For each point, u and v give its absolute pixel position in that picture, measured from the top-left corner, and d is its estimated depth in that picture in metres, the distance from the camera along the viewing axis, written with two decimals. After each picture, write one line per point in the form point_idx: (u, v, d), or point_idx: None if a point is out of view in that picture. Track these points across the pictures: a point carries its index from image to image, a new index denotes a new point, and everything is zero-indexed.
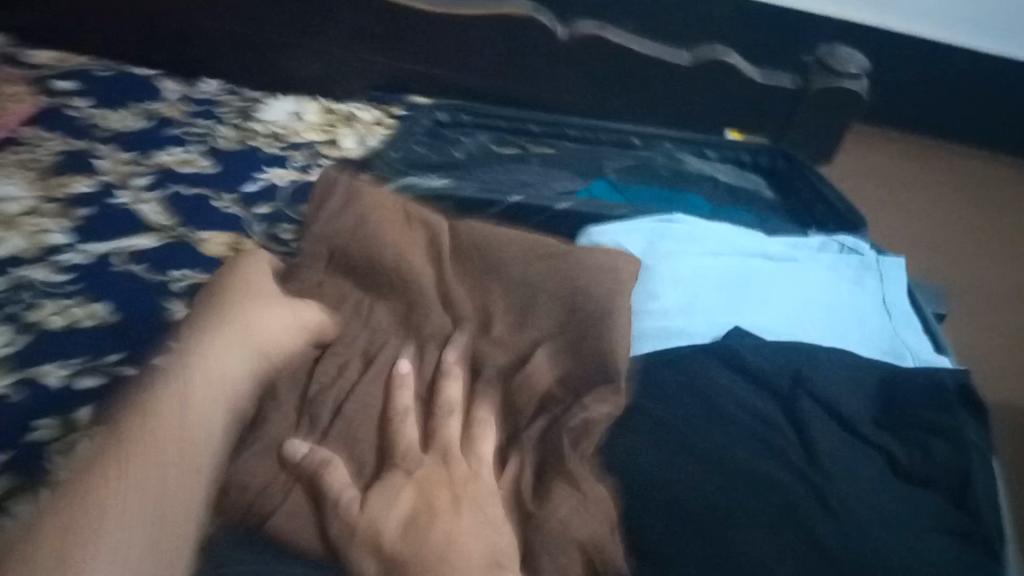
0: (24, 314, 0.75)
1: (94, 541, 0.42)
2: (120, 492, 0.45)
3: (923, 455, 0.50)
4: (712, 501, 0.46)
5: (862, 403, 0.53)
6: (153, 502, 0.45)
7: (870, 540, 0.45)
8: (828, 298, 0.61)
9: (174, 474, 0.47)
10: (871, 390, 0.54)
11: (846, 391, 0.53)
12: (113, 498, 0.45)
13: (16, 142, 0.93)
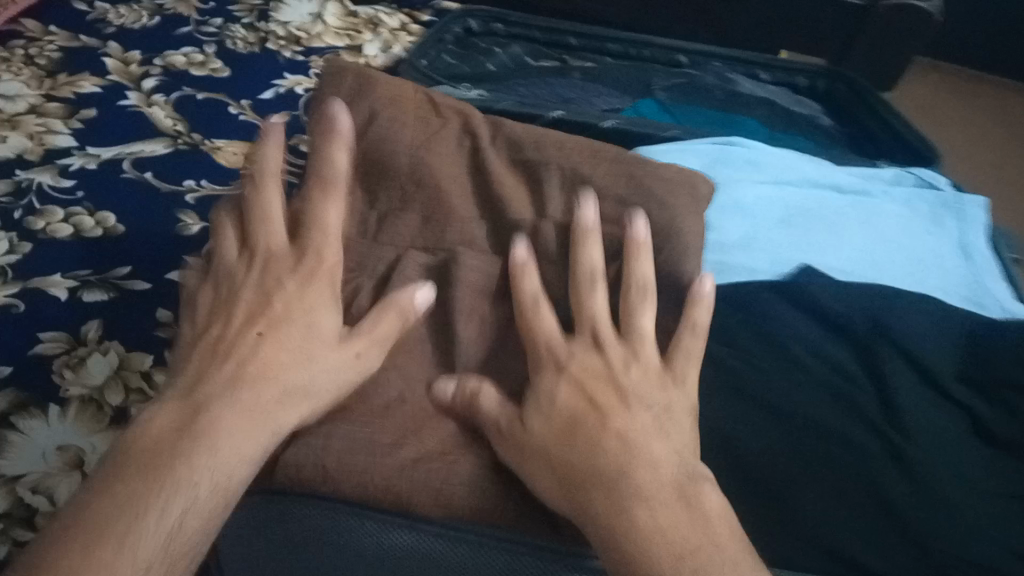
0: (26, 219, 0.70)
1: (175, 475, 0.36)
2: (213, 431, 0.38)
3: (1016, 410, 0.42)
4: (784, 456, 0.42)
5: (948, 353, 0.45)
6: (241, 450, 0.38)
7: (947, 499, 0.39)
8: (908, 234, 0.53)
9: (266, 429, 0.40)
10: (963, 338, 0.46)
11: (932, 338, 0.45)
12: (208, 438, 0.38)
13: (17, 36, 0.87)
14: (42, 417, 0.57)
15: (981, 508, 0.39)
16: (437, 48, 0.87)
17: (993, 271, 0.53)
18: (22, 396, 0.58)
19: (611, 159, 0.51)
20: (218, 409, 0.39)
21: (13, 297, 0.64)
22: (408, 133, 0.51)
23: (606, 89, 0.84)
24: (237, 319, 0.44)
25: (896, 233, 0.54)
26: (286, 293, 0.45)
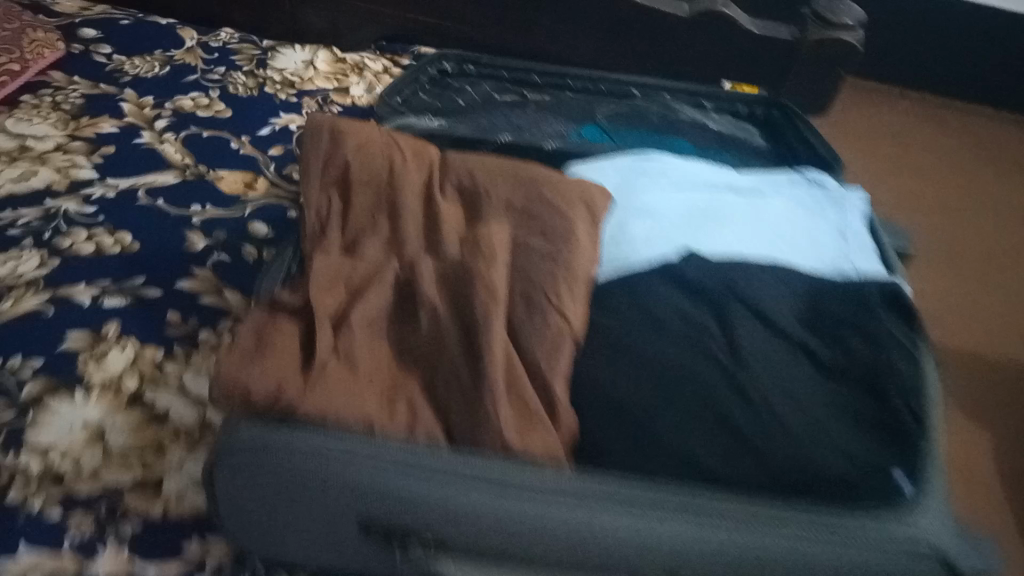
0: (53, 239, 0.80)
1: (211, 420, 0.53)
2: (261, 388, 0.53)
3: (845, 348, 0.53)
4: (650, 392, 0.53)
5: (790, 306, 0.56)
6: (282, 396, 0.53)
7: (770, 414, 0.51)
8: (788, 223, 0.64)
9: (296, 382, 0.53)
10: (806, 296, 0.57)
11: (776, 296, 0.56)
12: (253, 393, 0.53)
13: (46, 86, 0.99)
14: (70, 399, 0.68)
15: (811, 421, 0.51)
16: (413, 88, 0.99)
17: (867, 248, 0.63)
18: (53, 383, 0.69)
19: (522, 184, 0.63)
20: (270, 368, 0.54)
21: (44, 303, 0.74)
22: (373, 161, 0.64)
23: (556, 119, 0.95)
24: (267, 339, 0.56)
25: (778, 222, 0.64)
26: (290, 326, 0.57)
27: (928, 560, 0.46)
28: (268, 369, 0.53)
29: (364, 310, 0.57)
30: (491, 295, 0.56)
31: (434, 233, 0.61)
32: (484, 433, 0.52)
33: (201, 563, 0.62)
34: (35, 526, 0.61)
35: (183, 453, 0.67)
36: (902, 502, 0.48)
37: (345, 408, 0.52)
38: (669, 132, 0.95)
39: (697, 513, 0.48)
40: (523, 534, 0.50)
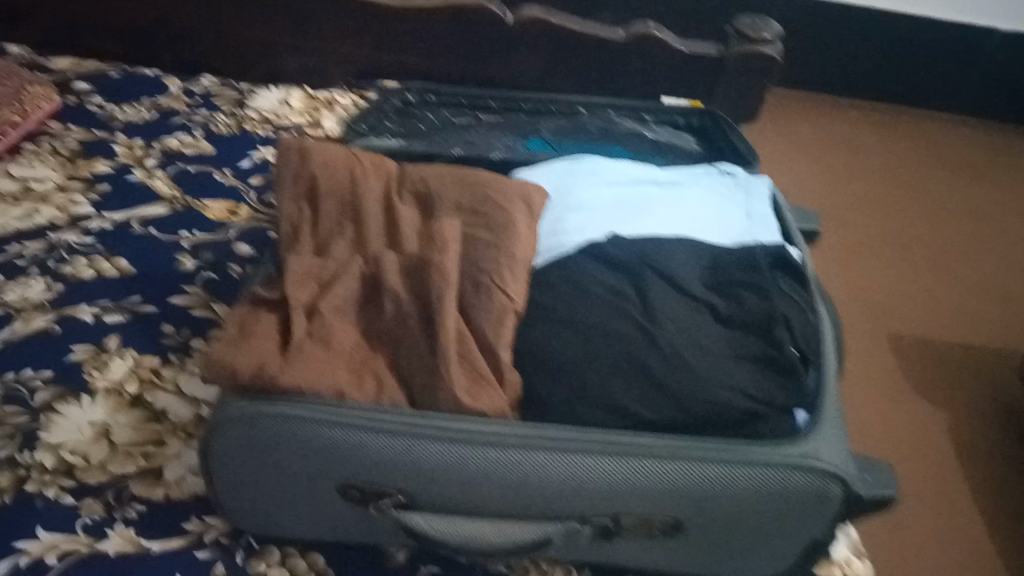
0: (58, 266, 0.89)
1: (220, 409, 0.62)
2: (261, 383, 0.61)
3: (738, 300, 0.63)
4: (576, 350, 0.62)
5: (694, 271, 0.65)
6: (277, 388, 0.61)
7: (678, 357, 0.60)
8: (699, 207, 0.74)
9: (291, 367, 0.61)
10: (706, 260, 0.66)
11: (682, 263, 0.65)
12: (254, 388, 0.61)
13: (44, 134, 1.08)
14: (77, 402, 0.76)
15: (714, 363, 0.60)
16: (379, 117, 1.10)
17: (768, 225, 0.73)
18: (62, 390, 0.77)
19: (468, 186, 0.73)
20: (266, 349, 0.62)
21: (52, 322, 0.83)
22: (337, 176, 0.74)
23: (503, 134, 1.06)
24: (248, 328, 0.64)
25: (691, 207, 0.74)
26: (268, 317, 0.65)
27: (817, 477, 0.58)
28: (251, 351, 0.62)
29: (331, 298, 0.65)
30: (444, 278, 0.64)
31: (394, 234, 0.70)
32: (440, 395, 0.61)
33: (200, 539, 0.68)
34: (50, 512, 0.68)
35: (183, 443, 0.74)
36: (796, 434, 0.59)
37: (320, 381, 0.61)
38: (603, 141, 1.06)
39: (636, 459, 0.58)
40: (489, 483, 0.60)
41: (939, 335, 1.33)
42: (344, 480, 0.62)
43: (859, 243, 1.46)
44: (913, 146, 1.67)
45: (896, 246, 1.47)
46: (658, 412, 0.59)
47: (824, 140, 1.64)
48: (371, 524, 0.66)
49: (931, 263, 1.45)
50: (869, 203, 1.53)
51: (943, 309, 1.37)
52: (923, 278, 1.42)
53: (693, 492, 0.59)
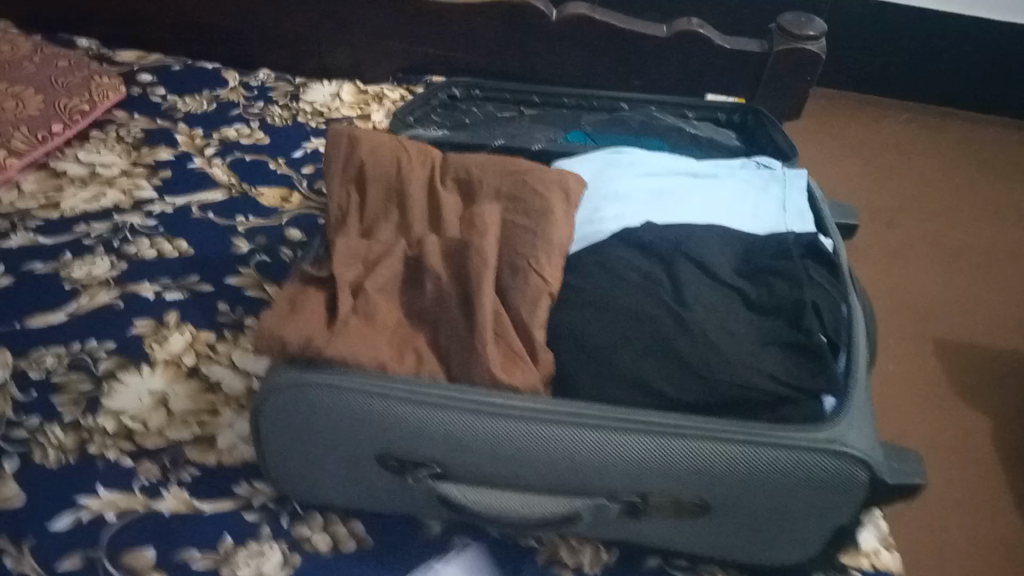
0: (122, 246, 0.94)
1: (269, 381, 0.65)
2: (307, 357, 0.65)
3: (768, 287, 0.64)
4: (608, 333, 0.64)
5: (726, 258, 0.67)
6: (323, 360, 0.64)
7: (707, 340, 0.61)
8: (734, 200, 0.75)
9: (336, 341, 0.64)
10: (738, 248, 0.68)
11: (714, 251, 0.67)
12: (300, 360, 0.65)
13: (110, 123, 1.14)
14: (137, 372, 0.81)
15: (743, 347, 0.61)
16: (426, 111, 1.13)
17: (803, 216, 0.74)
18: (123, 360, 0.81)
19: (508, 175, 0.76)
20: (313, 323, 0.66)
21: (115, 298, 0.88)
22: (384, 164, 0.77)
23: (544, 128, 1.08)
24: (297, 303, 0.68)
25: (727, 199, 0.75)
26: (315, 294, 0.69)
27: (844, 462, 0.58)
28: (299, 325, 0.65)
29: (376, 279, 0.68)
30: (483, 261, 0.67)
31: (436, 220, 0.73)
32: (476, 370, 0.63)
33: (249, 503, 0.72)
34: (111, 472, 0.72)
35: (234, 412, 0.78)
36: (824, 419, 0.60)
37: (362, 352, 0.64)
38: (645, 135, 1.07)
39: (665, 437, 0.60)
40: (523, 457, 0.63)
41: (981, 337, 1.31)
42: (385, 449, 0.65)
43: (901, 246, 1.45)
44: (962, 150, 1.65)
45: (940, 249, 1.46)
46: (686, 394, 0.61)
47: (868, 143, 1.63)
48: (409, 495, 0.69)
49: (973, 265, 1.43)
50: (907, 207, 1.52)
51: (985, 312, 1.36)
52: (965, 281, 1.40)
53: (720, 474, 0.60)
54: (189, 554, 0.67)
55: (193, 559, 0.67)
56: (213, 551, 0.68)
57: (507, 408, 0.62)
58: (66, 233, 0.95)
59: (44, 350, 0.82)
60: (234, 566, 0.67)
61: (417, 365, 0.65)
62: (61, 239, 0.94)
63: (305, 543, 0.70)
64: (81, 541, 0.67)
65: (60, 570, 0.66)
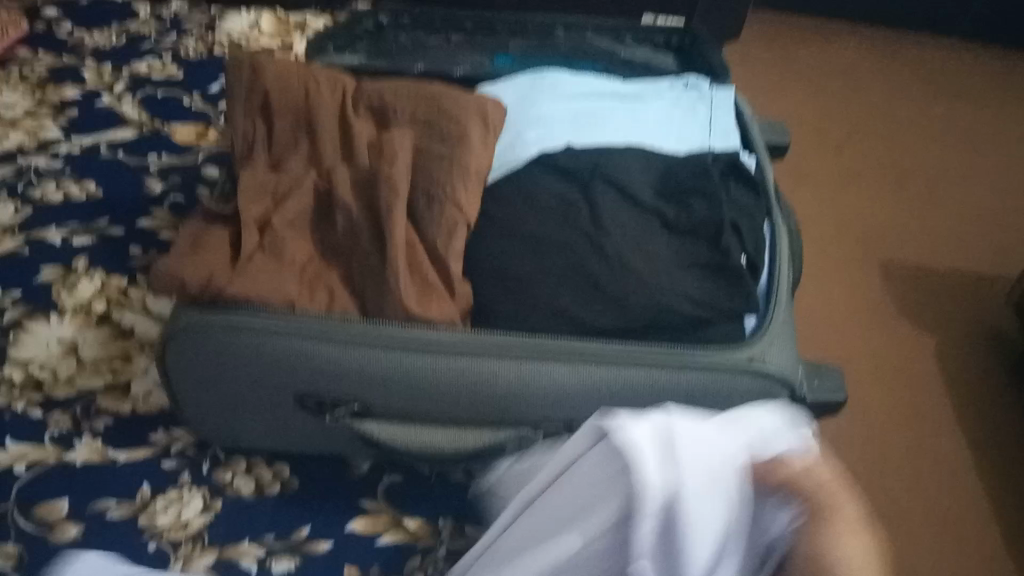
0: (26, 190, 0.89)
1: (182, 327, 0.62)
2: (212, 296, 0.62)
3: (688, 208, 0.63)
4: (526, 260, 0.62)
5: (646, 178, 0.65)
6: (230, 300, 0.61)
7: (624, 264, 0.60)
8: (660, 121, 0.73)
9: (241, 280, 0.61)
10: (657, 168, 0.66)
11: (633, 172, 0.65)
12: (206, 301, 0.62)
13: (12, 60, 1.07)
14: (45, 321, 0.77)
15: (661, 269, 0.60)
16: (350, 39, 1.07)
17: (727, 136, 0.72)
18: (30, 309, 0.78)
19: (423, 100, 0.72)
20: (216, 261, 0.62)
21: (20, 244, 0.83)
22: (291, 91, 0.73)
23: (471, 55, 1.04)
24: (200, 240, 0.64)
25: (652, 121, 0.73)
26: (219, 231, 0.65)
27: (763, 379, 0.58)
28: (201, 263, 0.62)
29: (284, 213, 0.65)
30: (392, 190, 0.64)
31: (349, 150, 0.70)
32: (389, 304, 0.61)
33: (167, 450, 0.69)
34: (18, 425, 0.69)
35: (149, 359, 0.75)
36: (743, 339, 0.59)
37: (268, 289, 0.61)
38: (578, 59, 1.02)
39: (584, 364, 0.59)
40: (443, 391, 0.61)
41: (915, 263, 1.36)
42: (301, 390, 0.63)
43: (841, 175, 1.49)
44: (893, 86, 1.70)
45: (877, 179, 1.49)
46: (604, 319, 0.59)
47: (805, 78, 1.65)
48: (331, 435, 0.67)
49: (909, 194, 1.48)
50: (846, 139, 1.56)
51: (919, 239, 1.40)
52: (901, 210, 1.45)
53: (640, 398, 0.59)
54: (104, 504, 0.65)
55: (107, 509, 0.65)
56: (130, 501, 0.66)
57: (422, 339, 0.60)
58: None
59: None
60: (151, 514, 0.65)
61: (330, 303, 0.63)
62: None
63: (226, 487, 0.68)
64: None
65: None
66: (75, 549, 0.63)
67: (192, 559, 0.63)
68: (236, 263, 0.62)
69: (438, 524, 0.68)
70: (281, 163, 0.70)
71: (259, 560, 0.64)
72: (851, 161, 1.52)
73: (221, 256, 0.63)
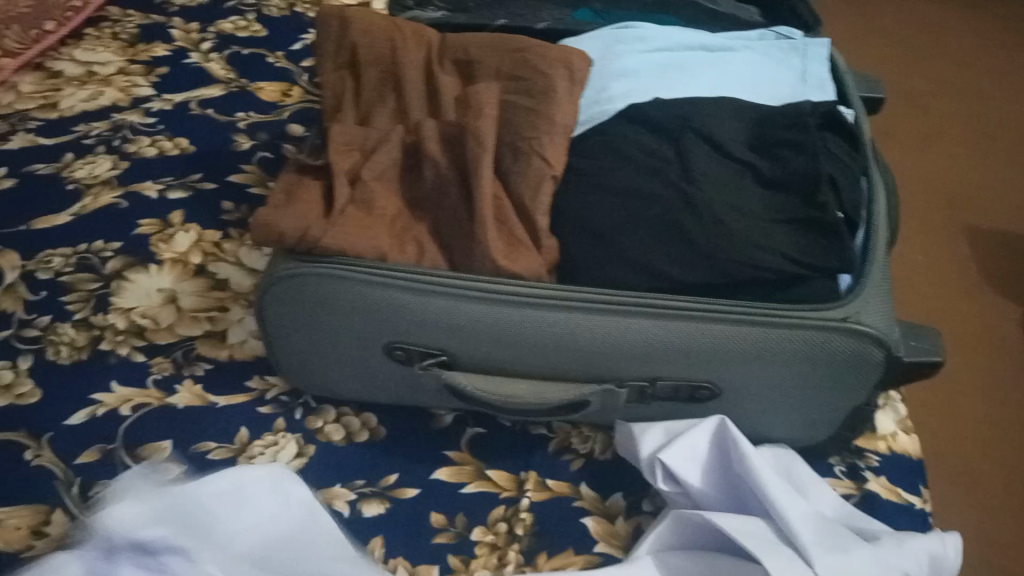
0: (122, 146, 0.92)
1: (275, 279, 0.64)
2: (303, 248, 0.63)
3: (784, 162, 0.61)
4: (615, 213, 0.61)
5: (738, 132, 0.64)
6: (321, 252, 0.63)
7: (716, 218, 0.59)
8: (750, 74, 0.71)
9: (332, 232, 0.62)
10: (750, 122, 0.64)
11: (726, 125, 0.64)
12: (298, 253, 0.63)
13: (104, 20, 1.10)
14: (145, 271, 0.80)
15: (754, 225, 0.59)
16: None
17: (822, 89, 0.70)
18: (130, 259, 0.81)
19: (508, 55, 0.72)
20: (309, 213, 0.64)
21: (119, 198, 0.87)
22: (378, 48, 0.73)
23: (547, 8, 1.02)
24: (292, 193, 0.66)
25: (742, 73, 0.71)
26: (311, 184, 0.67)
27: (859, 339, 0.57)
28: (295, 215, 0.63)
29: (373, 166, 0.66)
30: (480, 143, 0.64)
31: (435, 103, 0.71)
32: (478, 258, 0.61)
33: (263, 396, 0.72)
34: (124, 368, 0.73)
35: (243, 309, 0.78)
36: (839, 297, 0.58)
37: (361, 241, 0.62)
38: (657, 11, 1.00)
39: (673, 321, 0.58)
40: (530, 343, 0.62)
41: (1004, 228, 1.31)
42: (391, 340, 0.65)
43: (925, 136, 1.44)
44: (985, 43, 1.62)
45: (965, 139, 1.43)
46: (695, 275, 0.59)
47: (887, 41, 1.61)
48: (418, 385, 0.69)
49: (999, 154, 1.41)
50: (930, 99, 1.50)
51: (1011, 201, 1.34)
52: (991, 171, 1.39)
53: (730, 354, 0.59)
54: (206, 446, 0.68)
55: (208, 450, 0.68)
56: (229, 443, 0.69)
57: (512, 291, 0.60)
58: (66, 134, 0.94)
59: (51, 251, 0.82)
60: (249, 456, 0.68)
61: (420, 256, 0.64)
62: (61, 140, 0.93)
63: (319, 434, 0.71)
64: (98, 435, 0.69)
65: (77, 463, 0.67)
66: None
67: None
68: (326, 216, 0.63)
69: (520, 474, 0.69)
70: (368, 116, 0.71)
71: (350, 503, 0.66)
72: (937, 121, 1.46)
73: (313, 208, 0.64)
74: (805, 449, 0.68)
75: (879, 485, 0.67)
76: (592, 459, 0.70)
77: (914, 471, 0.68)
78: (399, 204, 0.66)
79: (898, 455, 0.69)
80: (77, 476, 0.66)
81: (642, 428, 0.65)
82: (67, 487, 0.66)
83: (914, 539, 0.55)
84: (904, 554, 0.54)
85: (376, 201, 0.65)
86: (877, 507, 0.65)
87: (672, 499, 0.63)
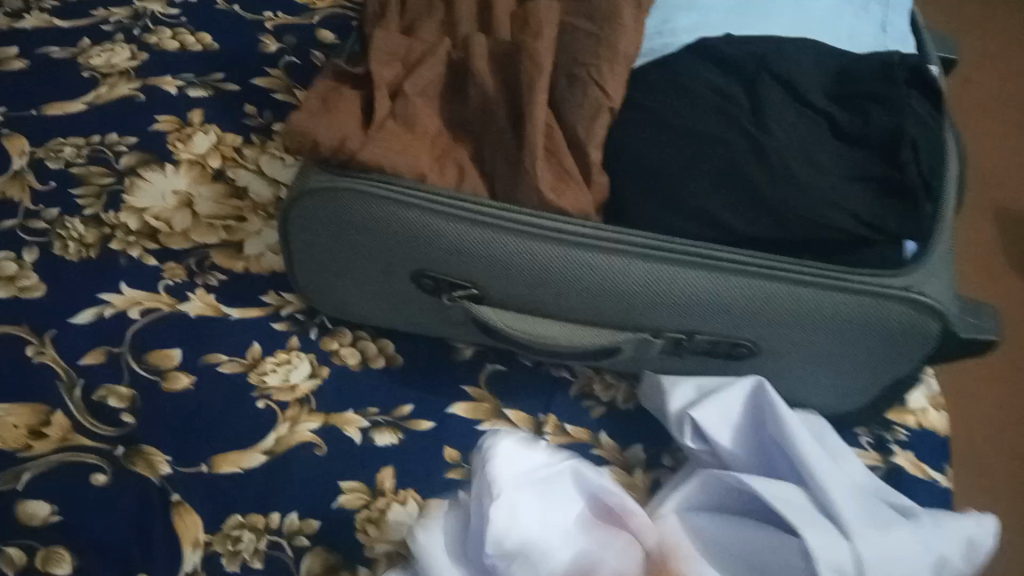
0: (142, 36, 0.87)
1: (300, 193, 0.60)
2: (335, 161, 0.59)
3: (862, 116, 0.58)
4: (676, 153, 0.58)
5: (814, 80, 0.60)
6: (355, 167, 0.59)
7: (784, 169, 0.55)
8: (827, 19, 0.66)
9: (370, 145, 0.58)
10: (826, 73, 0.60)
11: (801, 72, 0.60)
12: (329, 166, 0.59)
13: None
14: (161, 171, 0.76)
15: (822, 180, 0.55)
16: None
17: (901, 44, 0.66)
18: (146, 157, 0.77)
19: None
20: (345, 123, 0.59)
21: (137, 90, 0.82)
22: None
23: None
24: (328, 100, 0.61)
25: (819, 16, 0.66)
26: (350, 93, 0.62)
27: (917, 311, 0.54)
28: (332, 123, 0.59)
29: (417, 80, 0.62)
30: (536, 65, 0.59)
31: (487, 18, 0.66)
32: (523, 188, 0.57)
33: (278, 312, 0.69)
34: (135, 271, 0.70)
35: (261, 222, 0.74)
36: (902, 265, 0.55)
37: (401, 157, 0.58)
38: None
39: (723, 274, 0.55)
40: (570, 284, 0.58)
41: None
42: (420, 267, 0.61)
43: (967, 110, 1.37)
44: None
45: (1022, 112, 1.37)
46: (754, 228, 0.55)
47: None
48: (443, 316, 0.66)
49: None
50: (975, 72, 1.42)
51: None
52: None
53: (780, 314, 0.56)
54: (216, 358, 0.65)
55: (218, 363, 0.65)
56: (241, 357, 0.66)
57: (557, 226, 0.56)
58: (84, 18, 0.88)
59: (62, 140, 0.77)
60: (261, 372, 0.65)
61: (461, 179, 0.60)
62: (79, 24, 0.87)
63: (334, 357, 0.68)
64: (105, 336, 0.65)
65: (82, 365, 0.64)
66: (187, 397, 0.63)
67: (298, 421, 0.63)
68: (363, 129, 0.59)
69: (539, 417, 0.66)
70: (416, 25, 0.66)
71: (363, 431, 0.63)
72: (994, 89, 1.40)
73: (350, 118, 0.60)
74: (836, 418, 0.65)
75: (906, 461, 0.65)
76: (615, 408, 0.67)
77: (944, 451, 0.66)
78: (442, 123, 0.62)
79: (928, 434, 0.67)
80: (80, 378, 0.63)
81: (672, 381, 0.62)
82: (69, 389, 0.63)
83: (953, 519, 0.53)
84: (942, 535, 0.52)
85: (418, 117, 0.60)
86: (905, 484, 0.63)
87: (697, 456, 0.60)
